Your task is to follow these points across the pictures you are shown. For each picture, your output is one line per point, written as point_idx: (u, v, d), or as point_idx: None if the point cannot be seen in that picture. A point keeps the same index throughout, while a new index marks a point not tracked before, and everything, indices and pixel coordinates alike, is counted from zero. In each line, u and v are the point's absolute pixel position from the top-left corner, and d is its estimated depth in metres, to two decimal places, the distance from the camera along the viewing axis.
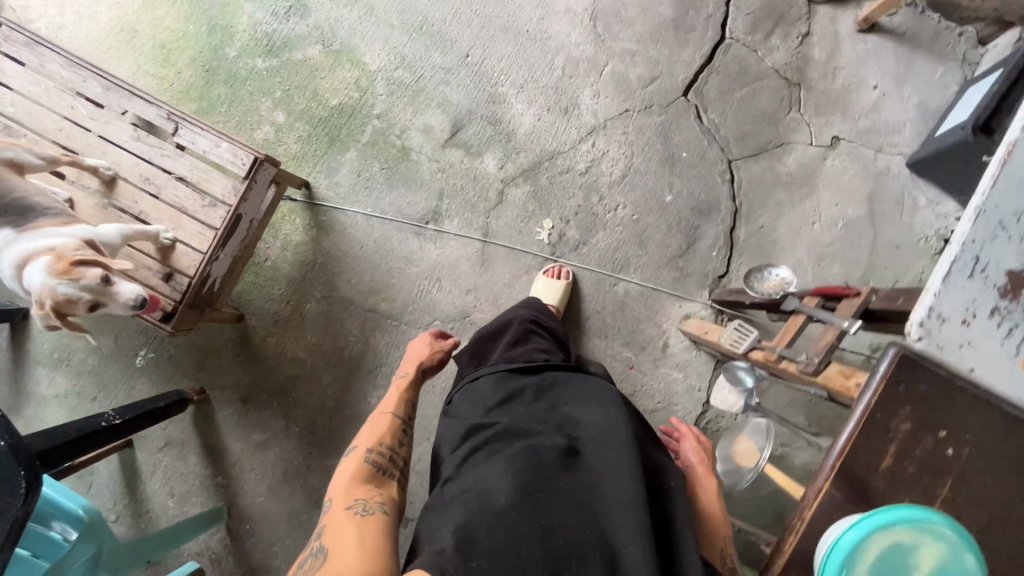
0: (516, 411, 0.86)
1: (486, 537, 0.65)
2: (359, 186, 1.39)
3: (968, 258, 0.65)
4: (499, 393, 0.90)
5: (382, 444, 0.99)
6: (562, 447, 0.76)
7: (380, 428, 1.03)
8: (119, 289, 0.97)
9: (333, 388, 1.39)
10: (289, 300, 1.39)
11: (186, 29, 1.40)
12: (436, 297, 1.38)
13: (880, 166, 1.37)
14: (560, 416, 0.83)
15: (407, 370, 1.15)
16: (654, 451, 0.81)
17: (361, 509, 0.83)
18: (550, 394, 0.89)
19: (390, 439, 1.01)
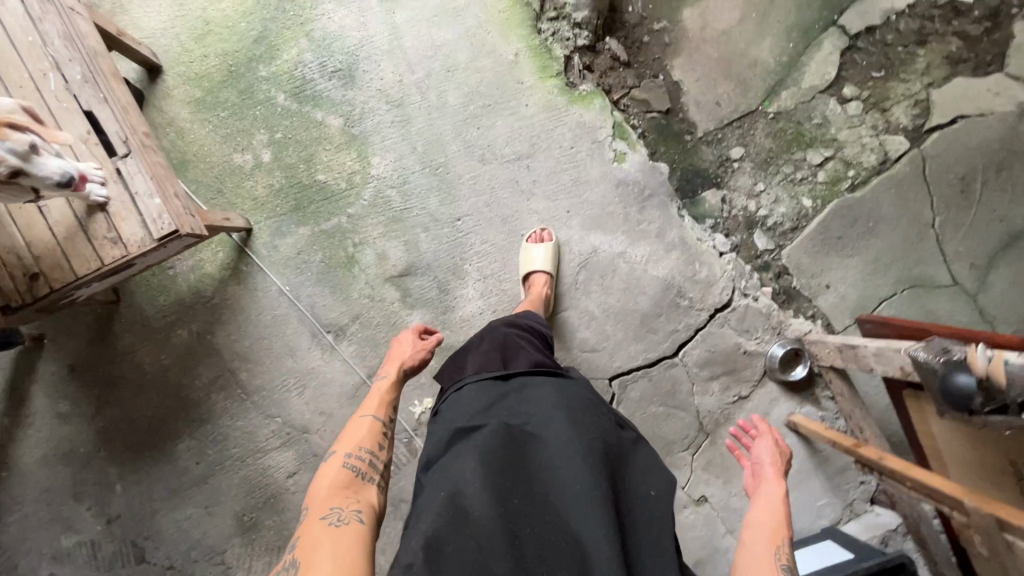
0: (497, 411, 0.89)
1: (454, 548, 0.72)
2: (293, 262, 1.37)
3: None
4: (480, 397, 0.92)
5: (361, 447, 0.93)
6: (538, 459, 0.83)
7: (358, 428, 0.97)
8: (44, 162, 0.91)
9: (155, 412, 1.38)
10: (167, 315, 1.37)
11: (237, 23, 1.35)
12: (291, 399, 1.38)
13: (723, 544, 1.41)
14: (538, 413, 0.88)
15: (385, 370, 1.10)
16: (624, 454, 0.88)
17: (336, 522, 0.79)
18: (522, 398, 0.92)
19: (370, 442, 0.95)
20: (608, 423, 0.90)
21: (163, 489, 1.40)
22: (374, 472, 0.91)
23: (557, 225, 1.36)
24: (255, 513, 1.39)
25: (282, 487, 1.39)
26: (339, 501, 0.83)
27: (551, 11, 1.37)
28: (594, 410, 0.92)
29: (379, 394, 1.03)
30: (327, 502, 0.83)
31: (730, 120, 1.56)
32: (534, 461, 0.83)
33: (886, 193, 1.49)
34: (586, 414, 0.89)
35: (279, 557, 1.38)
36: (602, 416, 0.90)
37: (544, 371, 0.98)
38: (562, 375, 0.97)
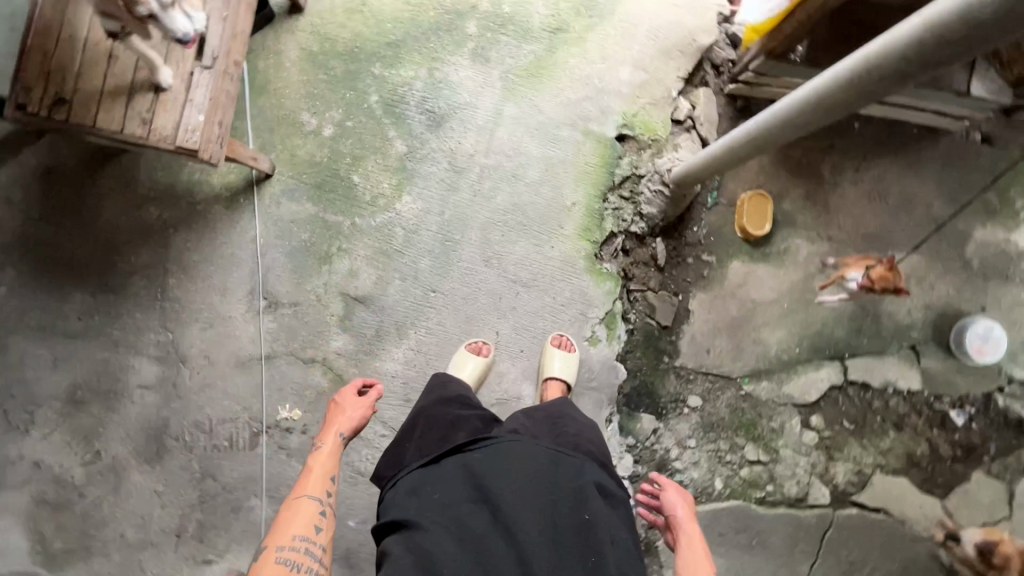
0: (432, 495, 0.91)
1: None
2: (282, 226, 1.43)
3: None
4: (419, 481, 0.94)
5: (297, 536, 0.92)
6: (475, 537, 0.85)
7: (302, 507, 0.97)
8: (177, 18, 0.96)
9: (83, 255, 1.42)
10: (151, 189, 1.43)
11: (386, 22, 1.46)
12: (194, 328, 1.42)
13: None
14: (468, 495, 0.90)
15: (321, 442, 1.13)
16: (556, 493, 0.89)
17: None
18: (452, 478, 0.93)
19: (305, 529, 0.94)
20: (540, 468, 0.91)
21: (36, 319, 1.42)
22: (311, 560, 0.90)
23: (502, 354, 1.42)
24: (93, 393, 1.41)
25: (130, 390, 1.42)
26: None
27: (625, 190, 1.47)
28: (528, 464, 0.91)
29: (317, 473, 1.05)
30: None
31: (708, 371, 1.61)
32: (468, 536, 0.85)
33: (783, 526, 1.52)
34: (517, 476, 0.90)
35: (83, 441, 1.41)
36: (532, 465, 0.91)
37: (475, 439, 0.97)
38: (492, 438, 0.96)
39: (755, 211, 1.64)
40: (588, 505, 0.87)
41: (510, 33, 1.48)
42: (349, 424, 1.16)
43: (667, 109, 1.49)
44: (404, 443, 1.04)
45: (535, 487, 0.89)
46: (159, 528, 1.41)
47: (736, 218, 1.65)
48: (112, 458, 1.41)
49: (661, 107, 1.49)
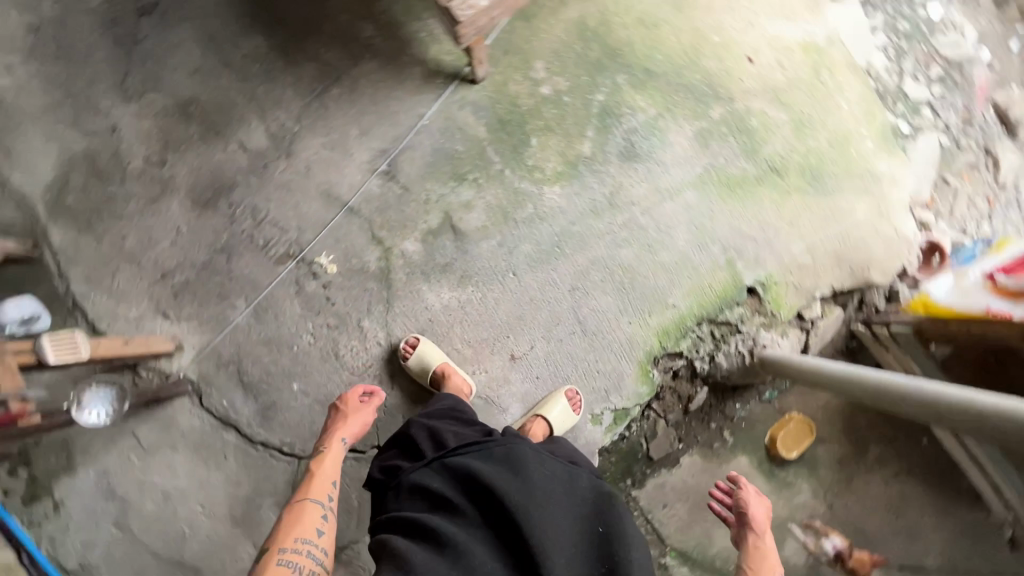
0: (437, 505, 0.91)
1: None
2: (449, 124, 1.46)
3: None
4: (419, 490, 0.94)
5: (299, 538, 1.01)
6: (490, 551, 0.85)
7: (306, 513, 1.06)
8: None
9: (291, 17, 1.48)
10: (380, 13, 1.48)
11: (657, 52, 1.51)
12: (318, 139, 1.45)
13: None
14: (472, 497, 0.90)
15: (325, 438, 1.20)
16: (565, 489, 0.92)
17: None
18: (453, 482, 0.93)
19: (307, 532, 1.02)
20: (543, 469, 0.93)
21: (217, 30, 1.48)
22: (311, 562, 1.00)
23: (520, 366, 1.43)
24: (205, 118, 1.45)
25: (230, 139, 1.45)
26: None
27: (720, 331, 1.49)
28: (533, 471, 0.91)
29: (316, 481, 1.12)
30: None
31: (653, 521, 1.59)
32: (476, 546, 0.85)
33: None
34: (522, 479, 0.89)
35: (165, 146, 1.44)
36: (538, 465, 0.93)
37: (474, 442, 0.98)
38: (489, 441, 0.97)
39: (795, 433, 1.64)
40: (601, 511, 0.91)
41: (741, 140, 1.51)
42: (353, 427, 1.22)
43: (803, 301, 1.50)
44: (400, 457, 1.04)
45: (546, 491, 0.89)
46: (155, 258, 1.42)
47: (773, 426, 1.65)
48: (171, 175, 1.44)
49: (800, 296, 1.50)
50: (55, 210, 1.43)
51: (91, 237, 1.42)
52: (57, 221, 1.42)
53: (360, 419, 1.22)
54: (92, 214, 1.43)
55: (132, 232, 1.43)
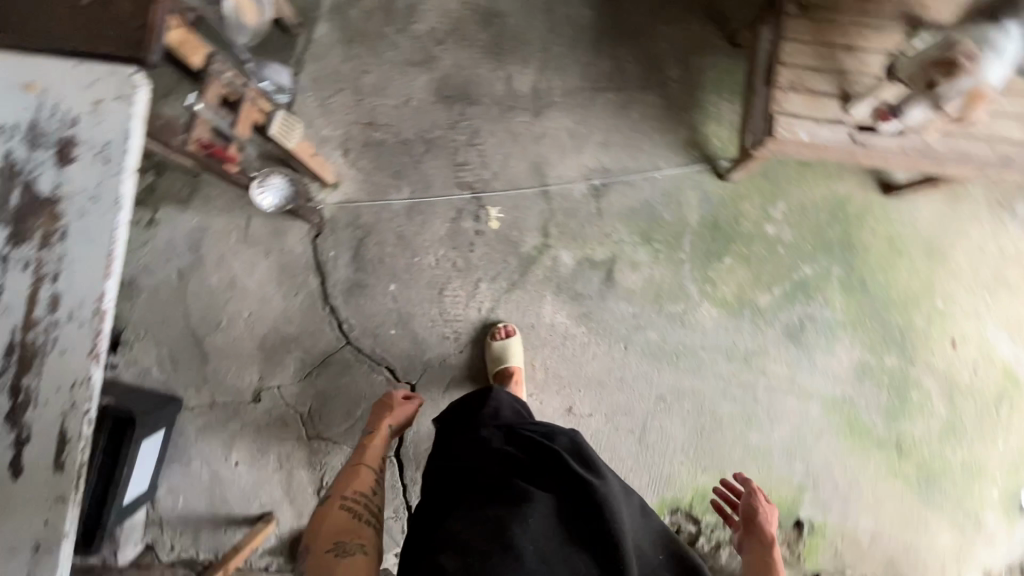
0: (504, 466, 0.92)
1: None
2: (675, 192, 1.46)
3: (112, 147, 0.70)
4: (487, 452, 0.95)
5: (353, 493, 0.93)
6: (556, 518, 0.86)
7: (361, 478, 0.97)
8: None
9: (626, 12, 1.50)
10: (694, 65, 1.49)
11: (884, 276, 1.47)
12: (567, 120, 1.48)
13: (207, 390, 1.40)
14: (542, 469, 0.91)
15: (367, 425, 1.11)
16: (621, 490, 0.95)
17: (341, 552, 0.80)
18: (524, 451, 0.94)
19: (360, 487, 0.95)
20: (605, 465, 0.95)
21: None
22: (368, 515, 0.90)
23: (568, 423, 1.42)
24: (498, 32, 1.49)
25: (502, 64, 1.48)
26: (339, 536, 0.83)
27: None
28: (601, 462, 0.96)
29: (370, 451, 1.02)
30: (328, 536, 0.83)
31: None
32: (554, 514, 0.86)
33: None
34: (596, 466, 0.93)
35: (452, 29, 1.49)
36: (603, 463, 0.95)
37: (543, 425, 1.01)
38: (557, 429, 1.00)
39: None
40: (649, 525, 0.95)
41: (892, 399, 1.46)
42: (392, 419, 1.12)
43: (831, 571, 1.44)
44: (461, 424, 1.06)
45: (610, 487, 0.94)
46: (374, 105, 1.46)
47: None
48: (438, 54, 1.48)
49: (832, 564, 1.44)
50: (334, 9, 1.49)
51: (342, 51, 1.48)
52: (329, 19, 1.48)
53: (402, 406, 1.13)
54: (357, 35, 1.48)
55: (374, 72, 1.48)
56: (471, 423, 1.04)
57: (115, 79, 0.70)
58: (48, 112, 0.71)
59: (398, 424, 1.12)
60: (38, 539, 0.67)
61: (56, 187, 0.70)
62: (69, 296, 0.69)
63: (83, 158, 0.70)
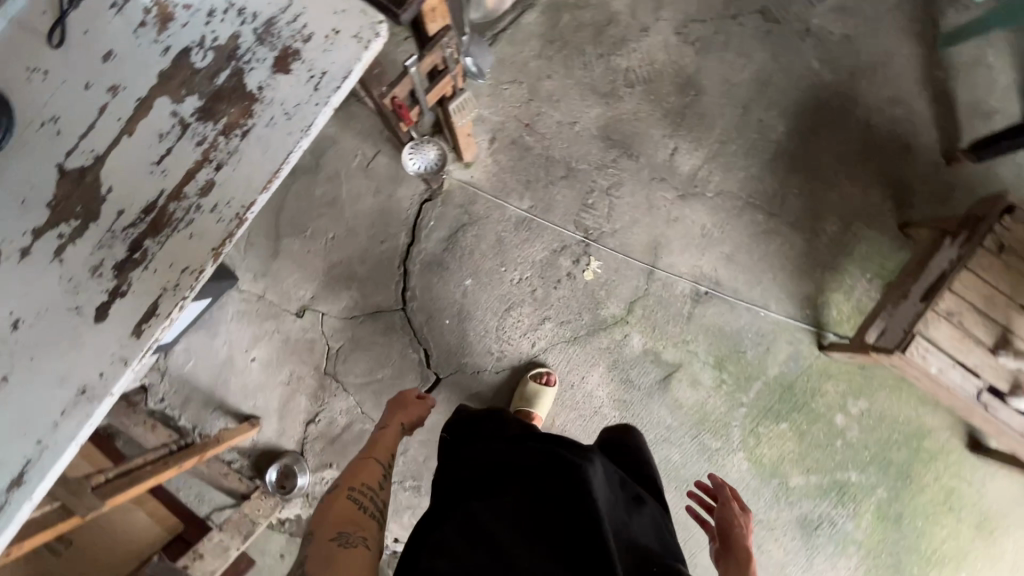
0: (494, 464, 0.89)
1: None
2: (769, 336, 1.41)
3: (328, 79, 0.70)
4: (481, 455, 0.93)
5: (362, 485, 0.90)
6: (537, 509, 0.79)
7: (366, 471, 0.94)
8: None
9: (816, 147, 1.44)
10: (853, 231, 1.42)
11: (923, 522, 1.39)
12: (708, 217, 1.43)
13: (261, 282, 1.42)
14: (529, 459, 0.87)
15: (385, 421, 1.12)
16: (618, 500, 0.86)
17: (343, 539, 0.77)
18: (517, 447, 0.91)
19: (370, 479, 0.92)
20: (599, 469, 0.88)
21: (776, 82, 1.45)
22: (373, 507, 0.87)
23: None
24: (687, 104, 1.45)
25: (675, 134, 1.44)
26: (341, 525, 0.80)
27: None
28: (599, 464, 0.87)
29: (379, 444, 1.03)
30: (333, 524, 0.80)
31: None
32: (541, 511, 0.78)
33: None
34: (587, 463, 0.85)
35: (647, 80, 1.46)
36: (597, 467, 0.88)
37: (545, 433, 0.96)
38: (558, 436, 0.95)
39: None
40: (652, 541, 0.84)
41: None
42: (407, 415, 1.13)
43: None
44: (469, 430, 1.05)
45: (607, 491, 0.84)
46: (540, 110, 1.45)
47: None
48: (622, 96, 1.45)
49: None
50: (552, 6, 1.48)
51: (539, 48, 1.47)
52: (542, 13, 1.47)
53: (418, 405, 1.15)
54: (560, 41, 1.47)
55: (556, 81, 1.46)
56: (484, 432, 1.02)
57: (364, 20, 0.71)
58: (289, 18, 0.71)
59: (412, 420, 1.13)
60: (85, 385, 0.69)
61: (260, 89, 0.71)
62: (220, 190, 0.70)
63: (298, 74, 0.71)
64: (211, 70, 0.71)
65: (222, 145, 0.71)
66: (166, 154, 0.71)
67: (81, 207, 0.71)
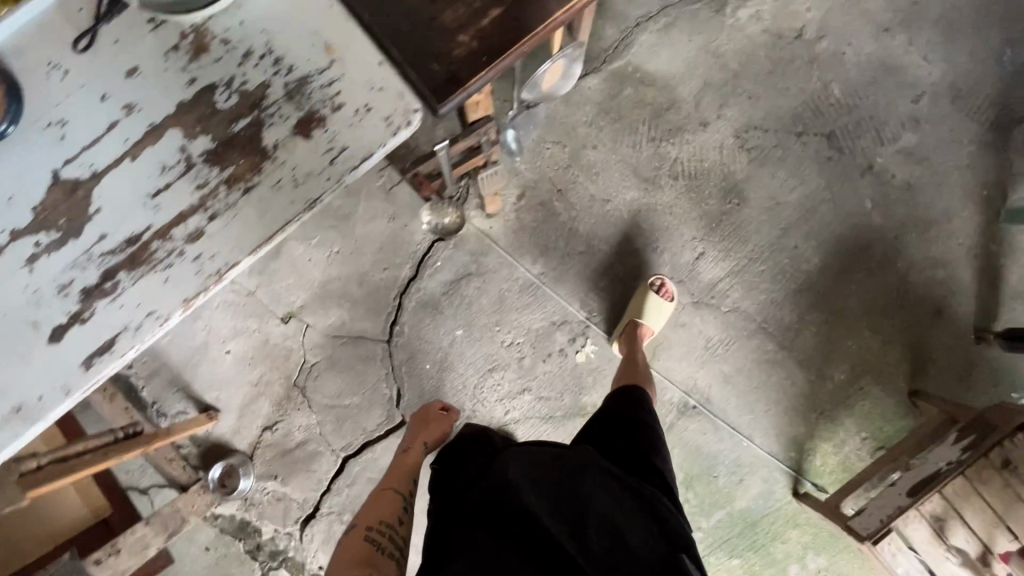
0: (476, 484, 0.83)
1: None
2: (745, 467, 1.36)
3: (345, 157, 0.67)
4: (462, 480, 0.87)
5: (382, 519, 0.95)
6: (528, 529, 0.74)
7: (384, 503, 0.99)
8: None
9: (845, 289, 1.38)
10: (860, 384, 1.37)
11: None
12: (715, 331, 1.38)
13: (256, 278, 1.40)
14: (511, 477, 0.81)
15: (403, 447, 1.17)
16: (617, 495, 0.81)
17: None
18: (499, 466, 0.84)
19: (392, 513, 0.97)
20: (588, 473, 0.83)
21: (823, 212, 1.39)
22: (391, 540, 0.91)
23: None
24: (725, 211, 1.40)
25: (706, 239, 1.39)
26: (357, 565, 0.84)
27: None
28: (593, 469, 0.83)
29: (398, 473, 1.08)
30: (347, 565, 0.84)
31: None
32: (531, 519, 0.75)
33: None
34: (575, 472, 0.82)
35: (692, 176, 1.41)
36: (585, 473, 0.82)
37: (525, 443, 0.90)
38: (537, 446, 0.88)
39: None
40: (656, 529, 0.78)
41: None
42: (426, 442, 1.18)
43: None
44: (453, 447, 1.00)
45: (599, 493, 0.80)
46: (576, 180, 1.41)
47: None
48: (662, 185, 1.41)
49: None
50: (617, 76, 1.42)
51: (592, 116, 1.42)
52: (605, 82, 1.42)
53: (436, 432, 1.19)
54: (615, 114, 1.42)
55: (600, 154, 1.42)
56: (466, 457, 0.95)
57: (398, 102, 0.67)
58: (323, 82, 0.67)
59: (431, 444, 1.18)
60: (20, 405, 0.66)
61: (275, 147, 0.67)
62: (208, 241, 0.67)
63: (317, 142, 0.67)
64: (230, 114, 0.68)
65: (221, 196, 0.67)
66: (163, 189, 0.67)
67: (65, 220, 0.68)
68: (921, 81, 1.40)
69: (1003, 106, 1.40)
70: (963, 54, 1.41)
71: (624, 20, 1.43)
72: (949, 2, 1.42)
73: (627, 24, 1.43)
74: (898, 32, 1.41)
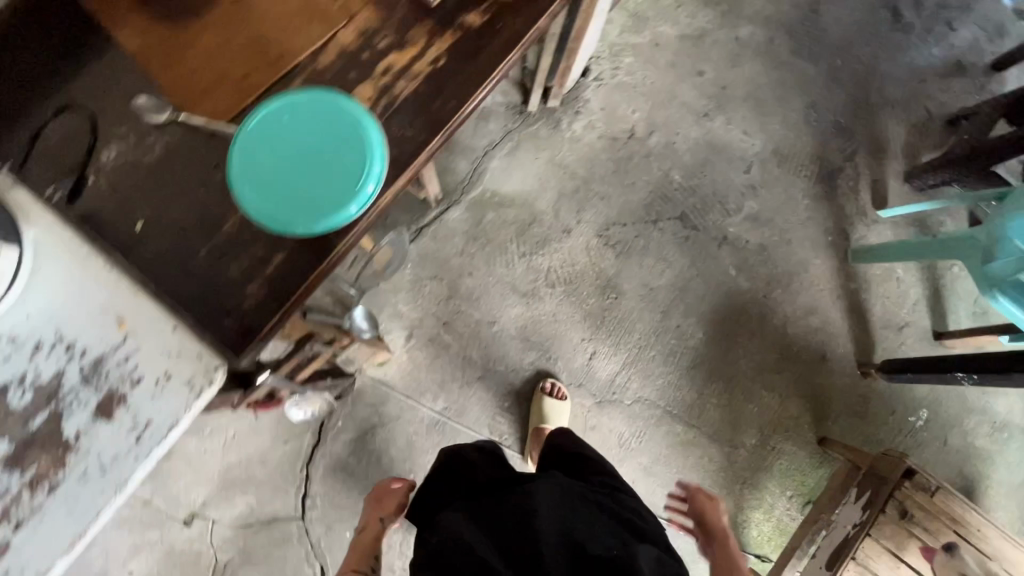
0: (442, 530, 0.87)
1: None
2: (687, 556, 1.36)
3: (153, 432, 0.66)
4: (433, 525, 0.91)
5: None
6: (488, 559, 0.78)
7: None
8: None
9: (733, 356, 1.44)
10: (772, 443, 1.40)
11: None
12: (625, 426, 1.40)
13: (149, 486, 1.32)
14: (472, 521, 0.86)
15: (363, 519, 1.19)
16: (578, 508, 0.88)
17: None
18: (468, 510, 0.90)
19: None
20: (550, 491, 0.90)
21: (694, 288, 1.47)
22: None
23: None
24: (606, 307, 1.45)
25: (595, 337, 1.44)
26: None
27: None
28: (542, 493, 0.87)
29: (355, 553, 1.12)
30: None
31: None
32: (491, 538, 0.81)
33: None
34: (527, 496, 0.87)
35: (567, 282, 1.47)
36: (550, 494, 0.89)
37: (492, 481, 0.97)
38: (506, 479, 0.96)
39: None
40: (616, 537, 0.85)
41: None
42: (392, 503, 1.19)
43: None
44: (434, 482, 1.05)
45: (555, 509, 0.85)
46: (459, 310, 1.45)
47: None
48: (541, 296, 1.46)
49: None
50: (476, 204, 1.50)
51: (461, 246, 1.48)
52: (466, 211, 1.49)
53: (398, 493, 1.20)
54: (482, 240, 1.48)
55: (477, 280, 1.46)
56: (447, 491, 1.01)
57: (197, 364, 0.67)
58: (118, 362, 0.67)
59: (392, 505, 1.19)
60: None
61: (77, 439, 0.66)
62: (13, 558, 0.63)
63: (120, 423, 0.66)
64: (24, 414, 0.66)
65: (22, 504, 0.64)
66: None
67: None
68: (747, 153, 1.55)
69: (821, 160, 1.56)
70: (775, 122, 1.57)
71: (471, 153, 1.52)
72: (752, 78, 1.59)
73: (476, 155, 1.52)
74: (716, 115, 1.56)
